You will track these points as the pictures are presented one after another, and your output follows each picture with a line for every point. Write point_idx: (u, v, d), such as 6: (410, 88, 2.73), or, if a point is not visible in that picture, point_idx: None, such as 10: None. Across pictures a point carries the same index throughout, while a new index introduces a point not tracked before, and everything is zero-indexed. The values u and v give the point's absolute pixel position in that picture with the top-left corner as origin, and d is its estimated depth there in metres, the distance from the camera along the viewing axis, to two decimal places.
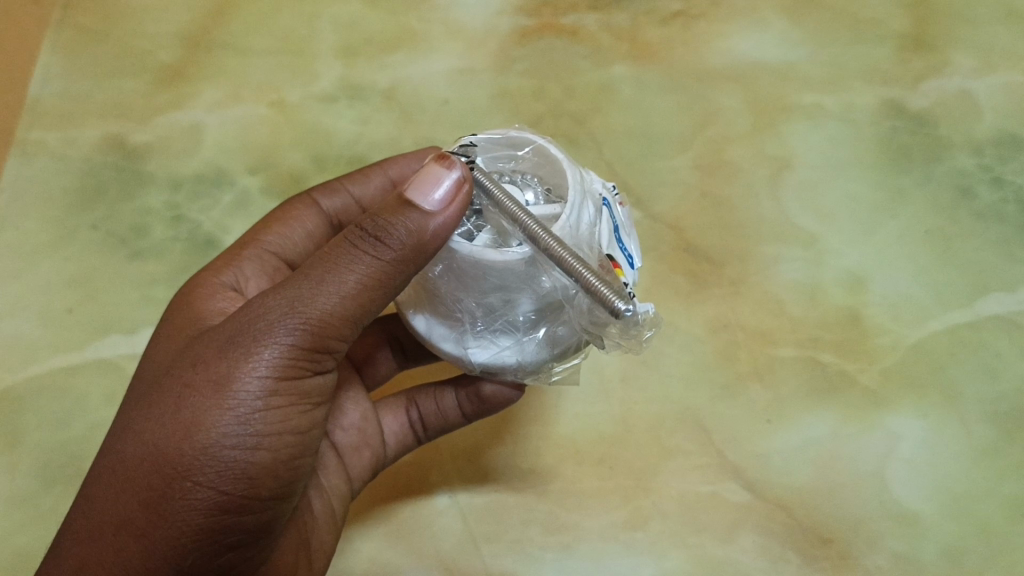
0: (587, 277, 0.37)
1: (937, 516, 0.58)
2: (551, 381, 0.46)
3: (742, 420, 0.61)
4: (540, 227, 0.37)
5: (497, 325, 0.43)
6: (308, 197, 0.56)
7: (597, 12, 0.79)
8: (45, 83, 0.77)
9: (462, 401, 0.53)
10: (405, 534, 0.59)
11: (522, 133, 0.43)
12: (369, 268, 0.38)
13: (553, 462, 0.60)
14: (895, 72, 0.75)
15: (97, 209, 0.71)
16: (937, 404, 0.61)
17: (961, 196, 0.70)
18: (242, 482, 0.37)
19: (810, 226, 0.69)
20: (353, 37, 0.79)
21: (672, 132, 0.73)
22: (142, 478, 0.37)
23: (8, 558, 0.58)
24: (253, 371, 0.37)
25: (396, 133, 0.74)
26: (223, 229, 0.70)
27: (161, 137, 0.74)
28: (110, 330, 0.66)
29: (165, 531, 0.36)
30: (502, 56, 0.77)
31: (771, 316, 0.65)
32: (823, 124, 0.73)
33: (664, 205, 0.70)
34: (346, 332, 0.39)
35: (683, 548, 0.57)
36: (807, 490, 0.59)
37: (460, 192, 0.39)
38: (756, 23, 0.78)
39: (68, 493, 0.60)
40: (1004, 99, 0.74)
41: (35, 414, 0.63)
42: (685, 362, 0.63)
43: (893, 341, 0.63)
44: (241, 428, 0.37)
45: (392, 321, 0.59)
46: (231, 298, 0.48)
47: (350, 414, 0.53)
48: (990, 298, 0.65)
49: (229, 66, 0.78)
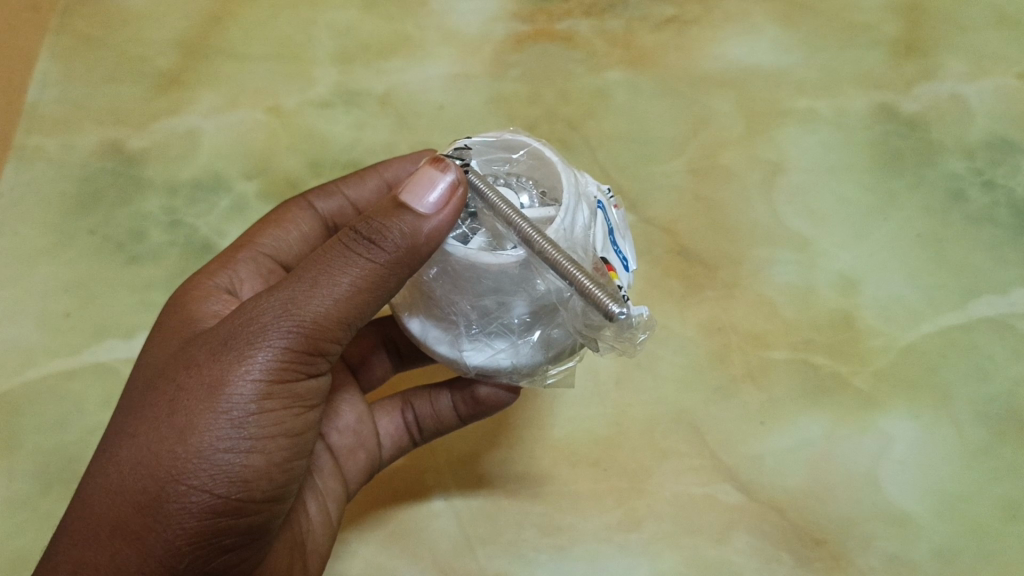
0: (581, 280, 0.37)
1: (930, 517, 0.58)
2: (546, 383, 0.47)
3: (735, 422, 0.61)
4: (534, 230, 0.38)
5: (491, 327, 0.44)
6: (304, 200, 0.57)
7: (592, 17, 0.80)
8: (44, 89, 0.77)
9: (457, 403, 0.53)
10: (400, 537, 0.59)
11: (516, 135, 0.44)
12: (363, 271, 0.39)
13: (548, 465, 0.61)
14: (888, 76, 0.76)
15: (96, 214, 0.72)
16: (929, 405, 0.62)
17: (952, 199, 0.70)
18: (236, 485, 0.38)
19: (804, 229, 0.69)
20: (350, 43, 0.79)
21: (667, 136, 0.74)
22: (136, 482, 0.37)
23: (7, 560, 0.58)
24: (247, 373, 0.38)
25: (393, 137, 0.75)
26: (221, 233, 0.71)
27: (160, 143, 0.75)
28: (109, 334, 0.66)
29: (160, 534, 0.37)
30: (498, 62, 0.78)
31: (765, 319, 0.65)
32: (816, 128, 0.74)
33: (658, 208, 0.70)
34: (340, 335, 0.39)
35: (677, 549, 0.57)
36: (800, 492, 0.59)
37: (454, 195, 0.39)
38: (749, 28, 0.79)
39: (65, 496, 0.60)
40: (996, 103, 0.74)
41: (33, 417, 0.63)
42: (680, 365, 0.64)
43: (886, 343, 0.64)
44: (234, 431, 0.38)
45: (388, 324, 0.59)
46: (225, 301, 0.48)
47: (346, 417, 0.53)
48: (983, 301, 0.66)
49: (227, 72, 0.78)
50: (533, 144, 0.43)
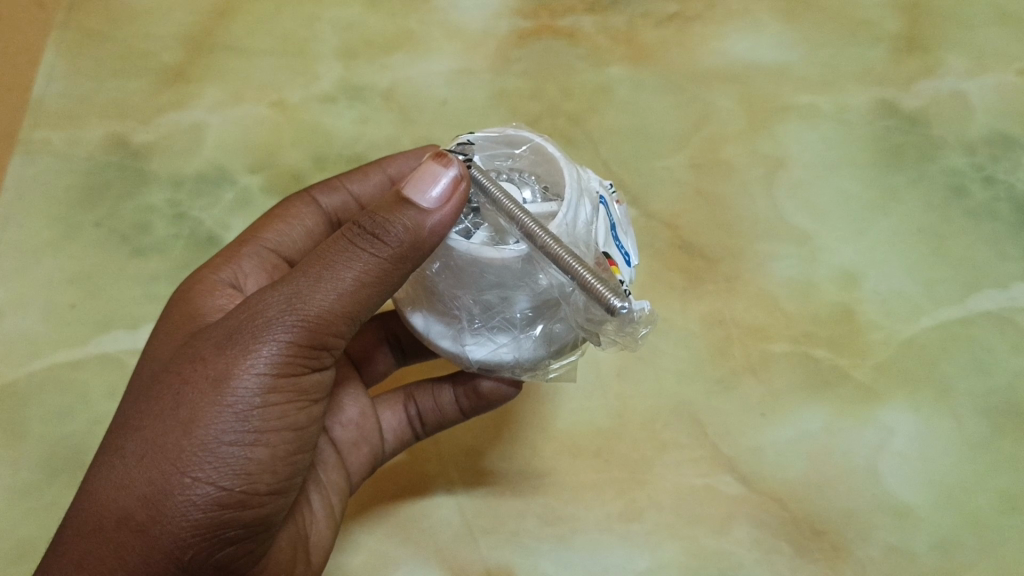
0: (583, 275, 0.37)
1: (930, 508, 0.58)
2: (547, 378, 0.47)
3: (735, 414, 0.62)
4: (536, 225, 0.38)
5: (494, 322, 0.44)
6: (307, 195, 0.57)
7: (594, 14, 0.80)
8: (49, 83, 0.78)
9: (460, 398, 0.54)
10: (402, 528, 0.59)
11: (518, 131, 0.44)
12: (366, 265, 0.39)
13: (549, 456, 0.61)
14: (889, 74, 0.76)
15: (100, 207, 0.72)
16: (929, 398, 0.62)
17: (953, 194, 0.71)
18: (240, 477, 0.38)
19: (803, 223, 0.70)
20: (353, 38, 0.80)
21: (668, 131, 0.74)
22: (140, 474, 0.37)
23: (13, 549, 0.58)
24: (251, 368, 0.38)
25: (396, 132, 0.75)
26: (225, 226, 0.71)
27: (164, 137, 0.75)
28: (113, 325, 0.67)
29: (164, 526, 0.37)
30: (500, 58, 0.78)
31: (766, 312, 0.65)
32: (817, 124, 0.74)
33: (660, 202, 0.71)
34: (343, 329, 0.40)
35: (678, 539, 0.58)
36: (801, 483, 0.59)
37: (457, 190, 0.40)
38: (751, 25, 0.79)
39: (69, 485, 0.60)
40: (996, 100, 0.75)
41: (38, 407, 0.63)
42: (681, 358, 0.64)
43: (886, 336, 0.64)
44: (238, 425, 0.38)
45: (391, 319, 0.60)
46: (229, 295, 0.49)
47: (349, 411, 0.54)
48: (983, 294, 0.66)
49: (231, 67, 0.79)
50: (535, 139, 0.43)
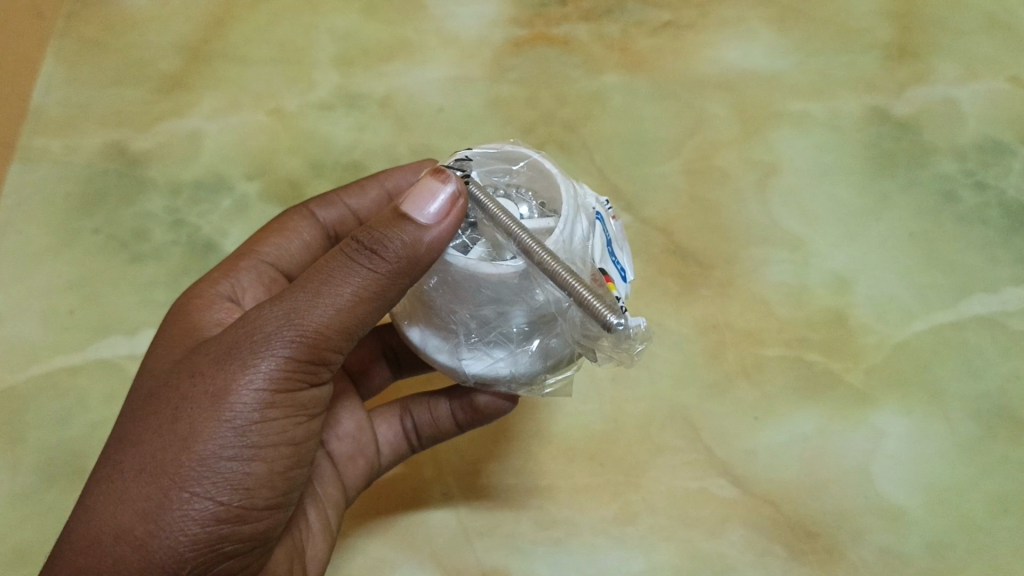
0: (580, 291, 0.38)
1: (923, 510, 0.59)
2: (543, 392, 0.48)
3: (730, 418, 0.62)
4: (533, 241, 0.38)
5: (491, 337, 0.44)
6: (305, 208, 0.58)
7: (588, 22, 0.81)
8: (48, 92, 0.78)
9: (456, 411, 0.54)
10: (398, 533, 0.59)
11: (516, 147, 0.45)
12: (364, 280, 0.39)
13: (544, 460, 0.61)
14: (881, 81, 0.77)
15: (99, 214, 0.73)
16: (922, 401, 0.62)
17: (944, 200, 0.71)
18: (239, 492, 0.39)
19: (796, 228, 0.70)
20: (350, 46, 0.81)
21: (662, 138, 0.75)
22: (138, 489, 0.37)
23: (10, 553, 0.59)
24: (250, 383, 0.39)
25: (392, 139, 0.76)
26: (223, 233, 0.72)
27: (163, 144, 0.76)
28: (111, 331, 0.67)
29: (162, 542, 0.37)
30: (495, 66, 0.79)
31: (759, 317, 0.66)
32: (809, 131, 0.75)
33: (652, 208, 0.71)
34: (341, 344, 0.40)
35: (672, 542, 0.58)
36: (794, 486, 0.60)
37: (455, 207, 0.40)
38: (743, 33, 0.80)
39: (67, 490, 0.61)
40: (987, 106, 0.76)
41: (35, 413, 0.64)
42: (674, 362, 0.64)
43: (879, 340, 0.65)
44: (237, 440, 0.39)
45: (387, 332, 0.60)
46: (227, 310, 0.49)
47: (346, 424, 0.54)
48: (975, 299, 0.67)
49: (229, 76, 0.79)
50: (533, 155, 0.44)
